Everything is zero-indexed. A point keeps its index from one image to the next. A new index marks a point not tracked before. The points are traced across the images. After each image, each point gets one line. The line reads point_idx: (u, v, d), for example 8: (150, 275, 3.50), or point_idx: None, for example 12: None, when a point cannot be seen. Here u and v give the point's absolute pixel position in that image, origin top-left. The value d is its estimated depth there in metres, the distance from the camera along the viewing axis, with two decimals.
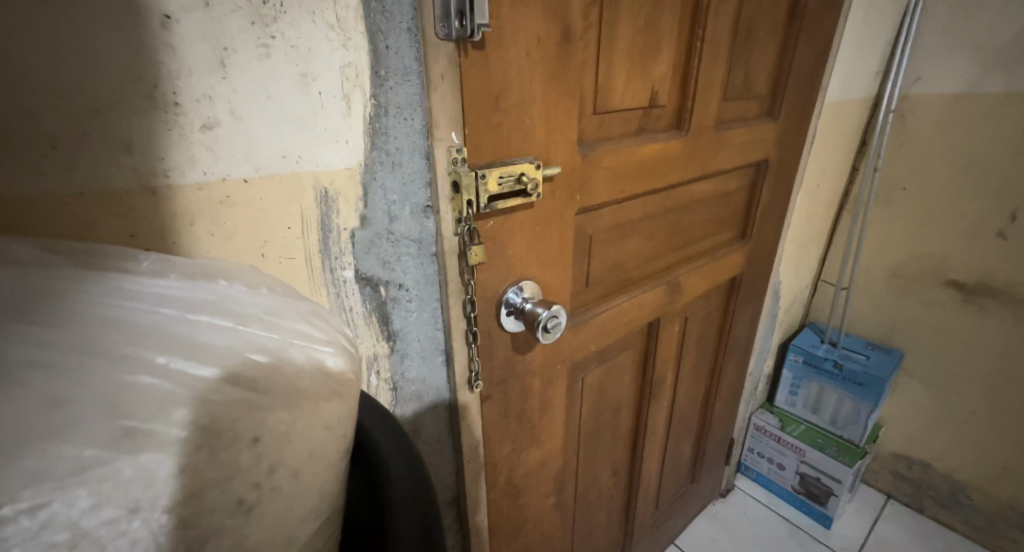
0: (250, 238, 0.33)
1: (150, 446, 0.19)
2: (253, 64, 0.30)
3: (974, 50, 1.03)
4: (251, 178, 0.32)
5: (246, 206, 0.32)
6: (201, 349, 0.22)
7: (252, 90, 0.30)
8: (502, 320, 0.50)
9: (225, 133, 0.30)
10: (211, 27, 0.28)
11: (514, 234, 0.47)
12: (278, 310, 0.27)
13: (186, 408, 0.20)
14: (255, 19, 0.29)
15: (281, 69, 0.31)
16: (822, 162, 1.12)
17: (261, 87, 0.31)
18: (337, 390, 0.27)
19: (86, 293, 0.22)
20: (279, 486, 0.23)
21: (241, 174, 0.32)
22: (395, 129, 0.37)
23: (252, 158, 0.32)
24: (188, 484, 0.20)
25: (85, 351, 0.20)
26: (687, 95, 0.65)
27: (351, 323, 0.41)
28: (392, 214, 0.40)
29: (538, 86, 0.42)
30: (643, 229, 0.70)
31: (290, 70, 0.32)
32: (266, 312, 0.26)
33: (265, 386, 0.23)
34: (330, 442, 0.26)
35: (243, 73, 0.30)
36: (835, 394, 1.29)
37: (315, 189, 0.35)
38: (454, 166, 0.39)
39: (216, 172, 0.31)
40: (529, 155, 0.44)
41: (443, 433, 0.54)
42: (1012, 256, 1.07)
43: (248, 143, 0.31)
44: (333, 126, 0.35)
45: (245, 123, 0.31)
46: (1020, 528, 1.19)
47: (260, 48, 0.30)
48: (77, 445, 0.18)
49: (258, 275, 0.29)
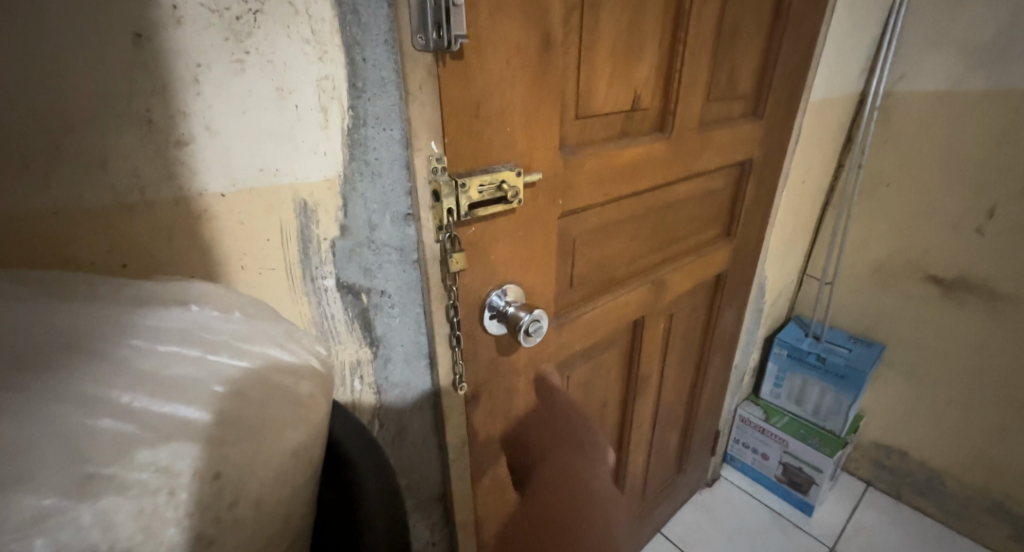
0: (229, 251, 0.34)
1: (113, 490, 0.20)
2: (227, 79, 0.30)
3: (955, 49, 1.05)
4: (228, 193, 0.32)
5: (224, 219, 0.33)
6: (169, 386, 0.23)
7: (226, 105, 0.30)
8: (485, 323, 0.51)
9: (200, 148, 0.30)
10: (183, 43, 0.28)
11: (497, 239, 0.48)
12: (249, 335, 0.28)
13: (152, 451, 0.21)
14: (229, 35, 0.29)
15: (256, 83, 0.31)
16: (807, 159, 1.14)
17: (236, 102, 0.31)
18: (303, 415, 0.28)
19: (51, 326, 0.22)
20: (238, 518, 0.24)
21: (218, 189, 0.32)
22: (373, 140, 0.37)
23: (229, 171, 0.32)
24: (146, 527, 0.20)
25: (48, 394, 0.20)
26: (671, 98, 0.65)
27: (333, 331, 0.41)
28: (373, 223, 0.40)
29: (519, 94, 0.43)
30: (628, 229, 0.71)
31: (266, 84, 0.32)
32: (237, 338, 0.27)
33: (233, 419, 0.24)
34: (296, 469, 0.27)
35: (217, 88, 0.30)
36: (818, 386, 1.31)
37: (293, 200, 0.35)
38: (434, 174, 0.40)
39: (193, 187, 0.31)
40: (510, 161, 0.45)
41: (429, 434, 0.55)
42: (988, 252, 1.10)
43: (224, 157, 0.31)
44: (311, 138, 0.35)
45: (221, 138, 0.31)
46: (990, 512, 1.24)
47: (234, 63, 0.30)
48: (37, 494, 0.18)
49: (230, 298, 0.29)
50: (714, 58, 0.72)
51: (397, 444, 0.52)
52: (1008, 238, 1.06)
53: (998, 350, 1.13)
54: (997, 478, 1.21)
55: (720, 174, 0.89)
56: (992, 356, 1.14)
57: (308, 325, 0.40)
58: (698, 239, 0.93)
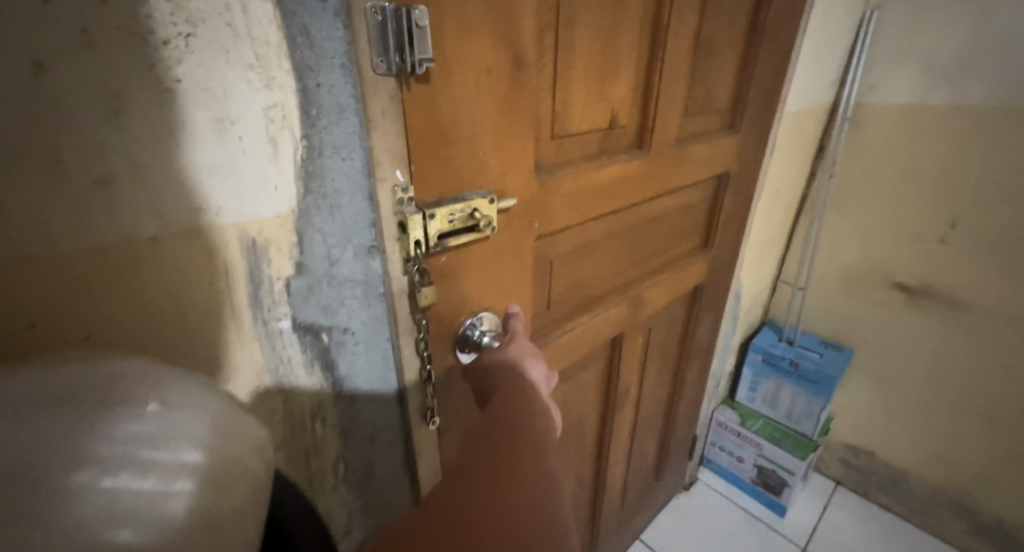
0: (166, 299, 0.30)
1: None
2: (155, 112, 0.27)
3: (921, 64, 1.07)
4: (161, 237, 0.29)
5: (156, 264, 0.29)
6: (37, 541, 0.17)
7: (154, 140, 0.27)
8: (459, 354, 0.48)
9: (124, 190, 0.27)
10: (99, 73, 0.25)
11: (469, 267, 0.45)
12: (169, 441, 0.22)
13: None
14: (154, 62, 0.26)
15: (189, 115, 0.28)
16: (781, 170, 1.15)
17: (165, 137, 0.28)
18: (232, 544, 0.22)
19: None
20: None
21: (147, 232, 0.28)
22: (331, 170, 0.34)
23: (162, 212, 0.28)
24: None
25: None
26: (649, 115, 0.64)
27: (291, 374, 0.39)
28: (333, 258, 0.37)
29: (490, 117, 0.40)
30: (606, 248, 0.70)
31: (202, 116, 0.28)
32: (151, 449, 0.21)
33: None
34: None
35: (142, 123, 0.27)
36: (790, 391, 1.33)
37: (239, 240, 0.32)
38: (400, 206, 0.37)
39: (116, 233, 0.27)
40: (483, 187, 0.42)
41: (400, 473, 0.51)
42: (950, 260, 1.12)
43: (155, 198, 0.28)
44: (258, 172, 0.32)
45: (149, 177, 0.28)
46: (950, 509, 1.27)
47: (162, 94, 0.27)
48: None
49: (150, 386, 0.23)
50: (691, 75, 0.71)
51: (363, 487, 0.49)
52: (970, 248, 1.09)
53: (956, 353, 1.16)
54: (955, 476, 1.24)
55: (698, 189, 0.88)
56: (952, 360, 1.17)
57: (261, 370, 0.37)
58: (676, 254, 0.92)
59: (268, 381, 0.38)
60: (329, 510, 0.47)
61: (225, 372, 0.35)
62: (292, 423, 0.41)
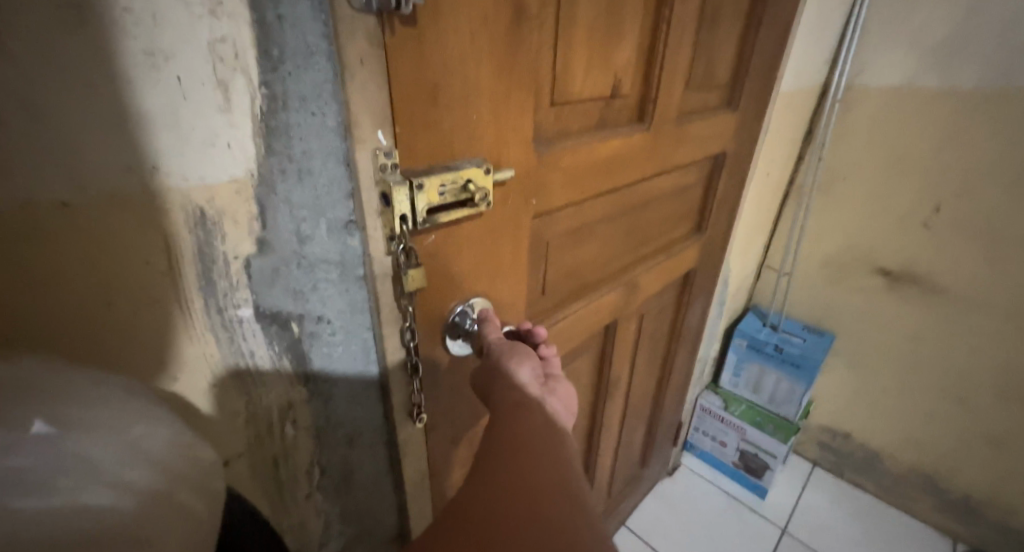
0: (87, 280, 0.26)
1: None
2: (62, 43, 0.22)
3: (911, 46, 1.04)
4: (75, 201, 0.24)
5: (75, 234, 0.25)
6: None
7: (61, 80, 0.22)
8: (450, 344, 0.43)
9: (24, 142, 0.22)
10: None
11: (461, 248, 0.40)
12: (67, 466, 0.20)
13: None
14: None
15: (111, 50, 0.23)
16: (773, 151, 1.12)
17: (78, 77, 0.23)
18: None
19: None
20: None
21: (55, 197, 0.24)
22: (298, 128, 0.30)
23: (78, 171, 0.24)
24: None
25: None
26: (651, 86, 0.59)
27: (255, 370, 0.34)
28: (303, 235, 0.33)
29: (486, 75, 0.35)
30: (602, 231, 0.65)
31: (128, 52, 0.23)
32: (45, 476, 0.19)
33: None
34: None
35: (43, 56, 0.22)
36: (773, 375, 1.31)
37: (185, 210, 0.28)
38: (382, 174, 0.32)
39: (14, 194, 0.22)
40: (476, 156, 0.37)
41: (381, 473, 0.47)
42: (933, 246, 1.11)
43: (67, 154, 0.23)
44: (206, 125, 0.27)
45: (58, 128, 0.23)
46: (922, 489, 1.29)
47: (72, 19, 0.22)
48: None
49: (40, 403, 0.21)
50: (693, 45, 0.66)
51: (343, 492, 0.45)
52: (952, 233, 1.08)
53: (937, 338, 1.16)
54: (928, 457, 1.26)
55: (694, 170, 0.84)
56: (932, 345, 1.17)
57: (218, 365, 0.32)
58: (670, 239, 0.89)
59: (227, 379, 0.33)
60: (304, 518, 0.43)
61: (170, 370, 0.30)
62: (257, 426, 0.36)
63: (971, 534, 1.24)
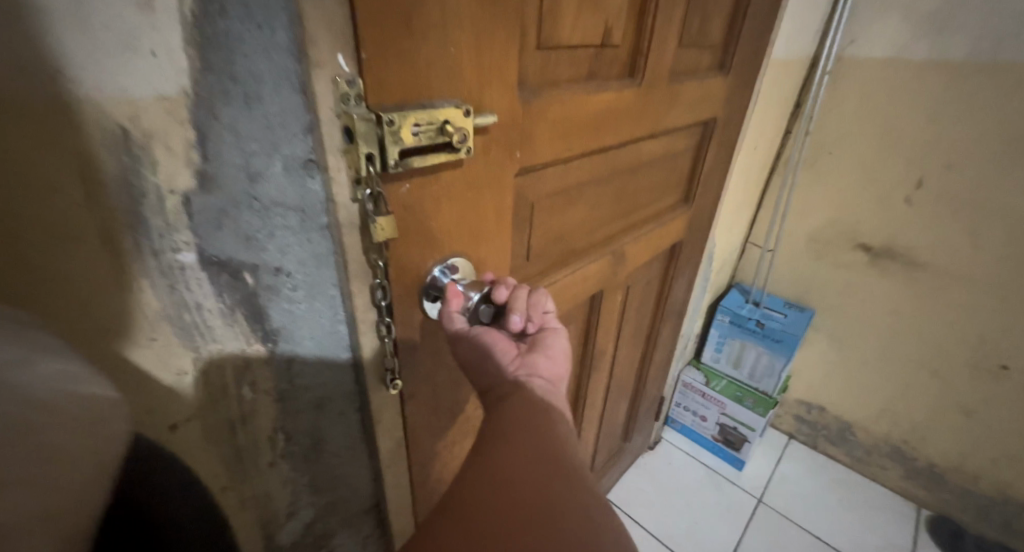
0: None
1: None
2: None
3: (904, 15, 1.01)
4: None
5: None
6: None
7: None
8: (428, 305, 0.40)
9: None
10: None
11: (438, 200, 0.37)
12: None
13: None
14: None
15: None
16: (762, 122, 1.09)
17: None
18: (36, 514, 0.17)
19: None
20: None
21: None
22: (242, 42, 0.26)
23: None
24: None
25: None
26: (643, 38, 0.56)
27: (203, 326, 0.32)
28: (254, 170, 0.30)
29: (463, 1, 0.31)
30: (589, 195, 0.62)
31: None
32: None
33: None
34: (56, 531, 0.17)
35: None
36: (754, 350, 1.31)
37: (105, 131, 0.24)
38: (344, 104, 0.29)
39: None
40: (455, 97, 0.34)
41: (355, 441, 0.44)
42: (915, 221, 1.11)
43: None
44: (121, 24, 0.23)
45: None
46: (891, 459, 1.33)
47: None
48: None
49: None
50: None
51: (311, 463, 0.42)
52: (934, 207, 1.08)
53: (915, 313, 1.16)
54: (899, 429, 1.29)
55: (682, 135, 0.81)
56: (909, 320, 1.18)
57: (159, 318, 0.29)
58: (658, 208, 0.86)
59: (170, 333, 0.30)
60: (268, 489, 0.41)
61: (99, 320, 0.27)
62: (208, 386, 0.34)
63: (937, 501, 1.28)
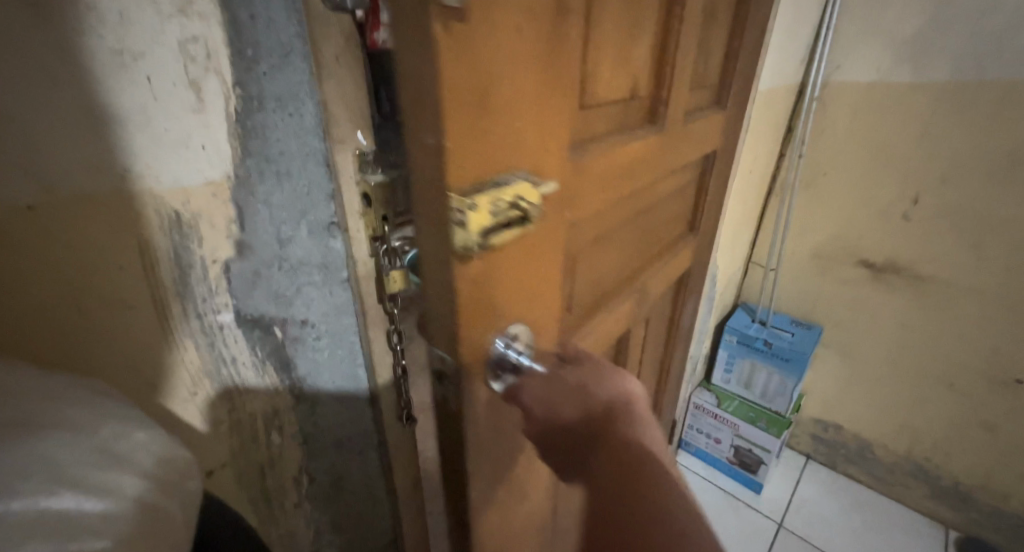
0: (57, 285, 0.26)
1: None
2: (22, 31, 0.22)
3: (886, 43, 1.05)
4: (38, 199, 0.24)
5: (42, 236, 0.24)
6: None
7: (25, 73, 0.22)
8: (494, 384, 0.38)
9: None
10: None
11: (504, 273, 0.35)
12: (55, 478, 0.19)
13: None
14: None
15: (77, 40, 0.23)
16: (754, 148, 1.13)
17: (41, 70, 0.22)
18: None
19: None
20: None
21: (23, 200, 0.23)
22: (275, 128, 0.31)
23: (45, 168, 0.23)
24: None
25: None
26: (661, 87, 0.59)
27: (239, 376, 0.35)
28: (283, 237, 0.33)
29: (529, 82, 0.31)
30: (616, 236, 0.65)
31: (96, 43, 0.23)
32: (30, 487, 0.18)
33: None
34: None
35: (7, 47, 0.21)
36: (764, 370, 1.31)
37: (160, 212, 0.28)
38: (362, 175, 0.33)
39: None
40: (520, 169, 0.33)
41: (376, 480, 0.46)
42: (915, 237, 1.13)
43: (29, 149, 0.23)
44: (176, 125, 0.27)
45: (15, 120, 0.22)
46: (913, 476, 1.31)
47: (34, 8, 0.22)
48: None
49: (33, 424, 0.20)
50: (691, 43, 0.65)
51: (332, 503, 0.44)
52: (934, 223, 1.10)
53: (923, 327, 1.17)
54: (919, 445, 1.28)
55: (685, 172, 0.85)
56: (918, 334, 1.19)
57: (199, 373, 0.32)
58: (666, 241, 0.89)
59: (209, 386, 0.33)
60: (292, 529, 0.43)
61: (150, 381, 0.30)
62: (242, 432, 0.36)
63: (963, 520, 1.26)
